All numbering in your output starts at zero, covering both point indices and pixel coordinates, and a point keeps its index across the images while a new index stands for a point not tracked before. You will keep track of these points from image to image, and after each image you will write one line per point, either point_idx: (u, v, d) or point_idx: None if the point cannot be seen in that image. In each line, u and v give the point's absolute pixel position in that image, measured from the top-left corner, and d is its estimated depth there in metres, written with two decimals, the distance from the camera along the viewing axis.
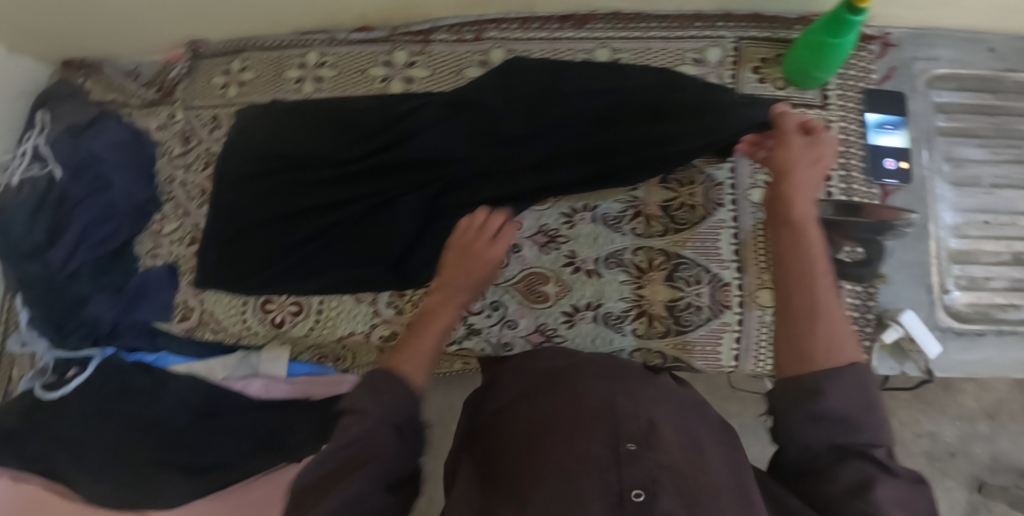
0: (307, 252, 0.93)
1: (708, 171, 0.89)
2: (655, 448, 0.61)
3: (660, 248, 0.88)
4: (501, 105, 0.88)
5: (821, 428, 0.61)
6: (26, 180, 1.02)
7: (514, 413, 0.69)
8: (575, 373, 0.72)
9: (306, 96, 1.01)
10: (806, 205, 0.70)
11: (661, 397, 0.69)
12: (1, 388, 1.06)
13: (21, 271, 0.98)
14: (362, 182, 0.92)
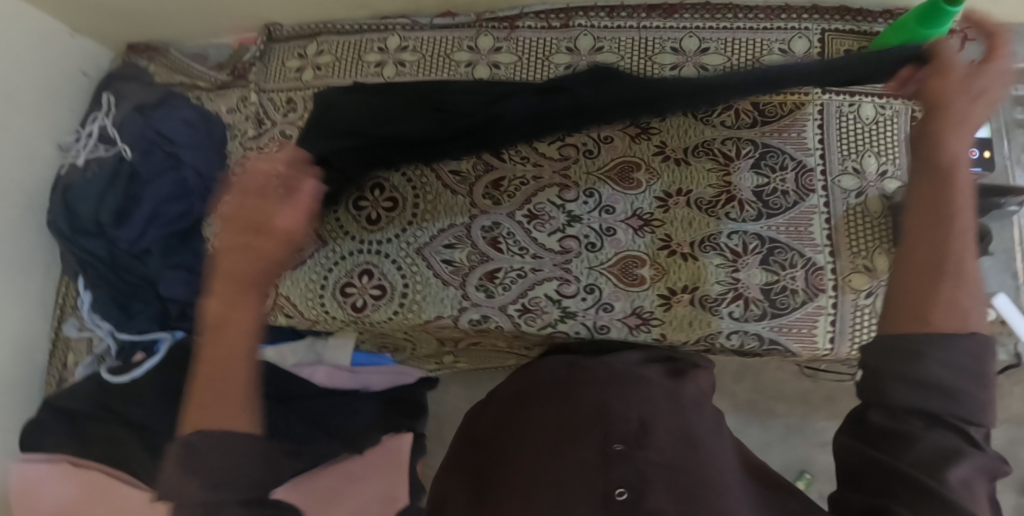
0: None
1: (798, 158, 0.91)
2: (644, 446, 0.65)
3: (755, 232, 0.89)
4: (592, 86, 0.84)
5: (925, 395, 0.52)
6: (94, 160, 1.00)
7: (512, 418, 0.73)
8: (576, 377, 0.75)
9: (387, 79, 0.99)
10: (967, 134, 0.57)
11: (654, 395, 0.71)
12: (55, 375, 1.02)
13: (84, 249, 0.97)
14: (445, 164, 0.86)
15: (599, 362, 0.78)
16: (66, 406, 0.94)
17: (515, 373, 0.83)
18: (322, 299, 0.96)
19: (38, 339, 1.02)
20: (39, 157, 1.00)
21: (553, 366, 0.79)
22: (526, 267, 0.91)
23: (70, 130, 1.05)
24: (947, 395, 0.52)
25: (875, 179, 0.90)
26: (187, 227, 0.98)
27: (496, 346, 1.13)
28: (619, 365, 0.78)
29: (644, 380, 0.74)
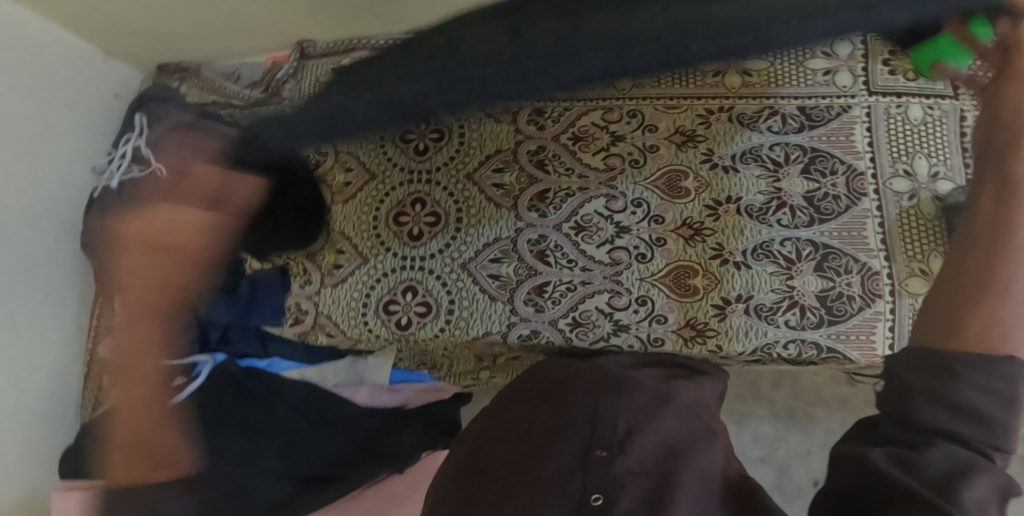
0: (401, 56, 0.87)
1: (848, 162, 0.90)
2: (627, 453, 0.61)
3: (808, 238, 0.88)
4: None
5: (985, 407, 0.44)
6: (127, 181, 0.98)
7: (499, 418, 0.72)
8: (571, 380, 0.74)
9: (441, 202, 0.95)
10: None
11: (647, 404, 0.68)
12: (93, 399, 1.01)
13: (114, 276, 0.95)
14: None
15: (592, 363, 0.79)
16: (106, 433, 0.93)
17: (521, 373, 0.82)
18: (365, 317, 0.94)
19: (74, 366, 1.01)
20: (71, 181, 1.01)
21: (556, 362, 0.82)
22: (575, 280, 0.90)
23: (101, 154, 1.06)
24: (976, 422, 0.44)
25: (927, 181, 0.88)
26: None
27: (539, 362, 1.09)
28: (612, 371, 0.76)
29: (646, 393, 0.71)
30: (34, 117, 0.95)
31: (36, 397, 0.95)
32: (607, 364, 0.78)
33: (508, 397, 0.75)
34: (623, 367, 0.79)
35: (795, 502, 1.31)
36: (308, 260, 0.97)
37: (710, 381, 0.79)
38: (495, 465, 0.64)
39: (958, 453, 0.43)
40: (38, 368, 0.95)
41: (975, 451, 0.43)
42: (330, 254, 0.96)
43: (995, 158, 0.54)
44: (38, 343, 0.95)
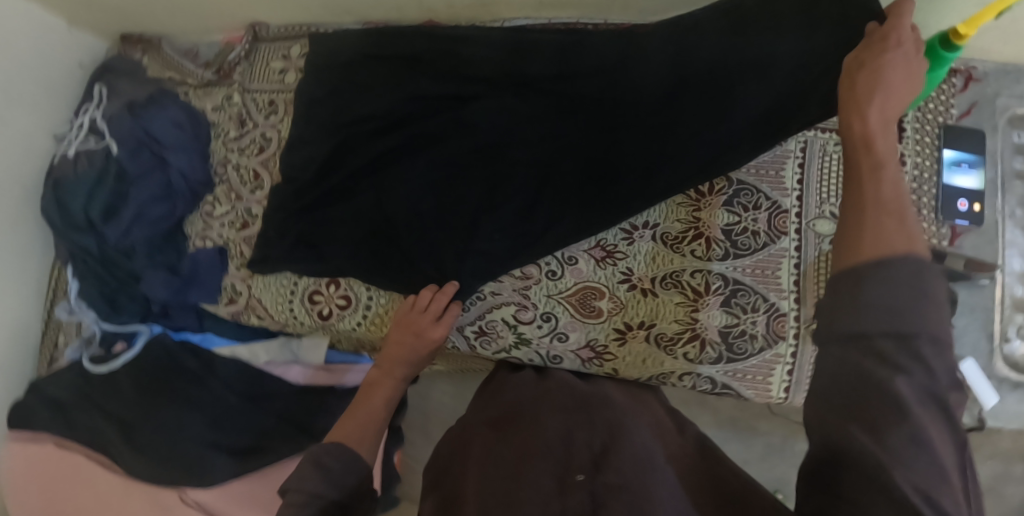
0: (370, 91, 0.98)
1: (774, 198, 0.87)
2: (602, 470, 0.62)
3: (720, 272, 0.87)
4: (456, 86, 0.94)
5: (881, 315, 0.48)
6: (83, 152, 1.10)
7: (475, 437, 0.72)
8: (542, 401, 0.75)
9: (363, 200, 0.96)
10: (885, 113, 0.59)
11: (618, 421, 0.70)
12: (48, 357, 1.11)
13: (72, 242, 1.08)
14: (385, 98, 0.97)
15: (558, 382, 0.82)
16: (52, 392, 1.03)
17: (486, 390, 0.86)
18: (291, 304, 0.99)
19: (32, 322, 1.12)
20: (37, 147, 1.10)
21: (515, 380, 0.85)
22: (486, 290, 0.91)
23: (64, 122, 1.14)
24: (892, 319, 0.47)
25: None
26: (171, 227, 1.08)
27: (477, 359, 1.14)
28: (582, 390, 0.79)
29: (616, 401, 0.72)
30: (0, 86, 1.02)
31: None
32: (571, 385, 0.81)
33: (482, 415, 0.77)
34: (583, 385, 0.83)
35: None
36: (245, 243, 1.04)
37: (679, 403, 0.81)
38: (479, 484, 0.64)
39: (906, 354, 0.46)
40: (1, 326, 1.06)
41: (918, 338, 0.47)
42: None
43: (850, 108, 0.61)
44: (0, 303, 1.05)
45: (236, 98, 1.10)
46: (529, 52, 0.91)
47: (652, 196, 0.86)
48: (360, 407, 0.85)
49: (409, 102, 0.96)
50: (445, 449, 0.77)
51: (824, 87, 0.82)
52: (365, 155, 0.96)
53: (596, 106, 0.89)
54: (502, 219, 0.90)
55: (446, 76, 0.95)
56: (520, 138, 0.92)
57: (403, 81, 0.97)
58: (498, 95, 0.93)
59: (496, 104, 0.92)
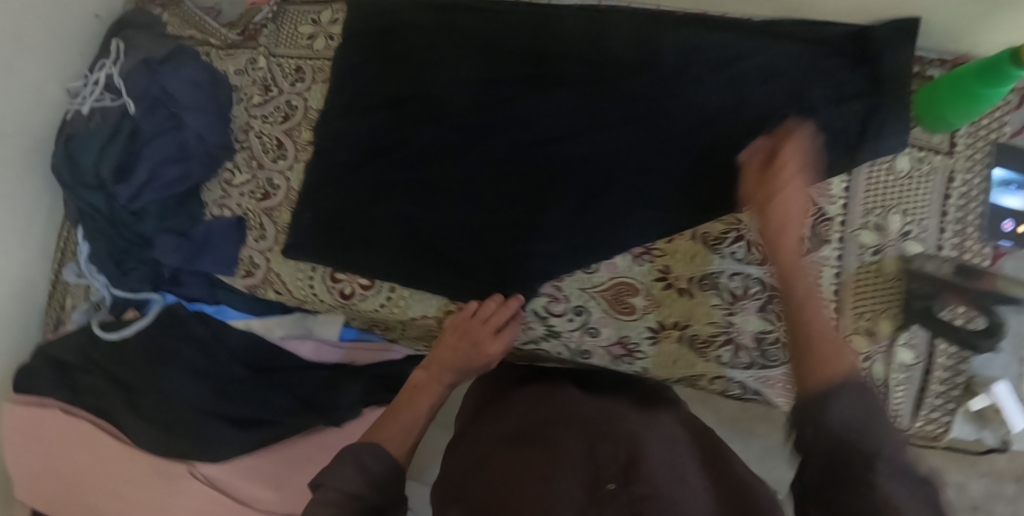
0: (411, 70, 0.96)
1: (820, 205, 0.85)
2: (634, 481, 0.60)
3: (758, 276, 0.85)
4: (500, 73, 0.94)
5: (854, 413, 0.55)
6: (98, 108, 1.05)
7: (485, 452, 0.70)
8: (552, 414, 0.71)
9: (396, 181, 0.94)
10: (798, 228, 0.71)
11: (641, 430, 0.67)
12: (53, 315, 1.11)
13: (83, 200, 1.04)
14: (427, 80, 0.96)
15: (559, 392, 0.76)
16: (59, 354, 1.02)
17: (500, 389, 0.83)
18: (311, 281, 0.98)
19: (38, 281, 1.10)
20: (46, 99, 1.05)
21: (530, 376, 0.83)
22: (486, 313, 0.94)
23: (76, 76, 1.10)
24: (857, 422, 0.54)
25: (896, 240, 0.84)
26: (184, 190, 1.03)
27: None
28: (590, 403, 0.74)
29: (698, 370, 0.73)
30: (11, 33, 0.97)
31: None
32: (578, 398, 0.75)
33: (479, 427, 0.74)
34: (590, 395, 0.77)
35: None
36: (265, 215, 1.02)
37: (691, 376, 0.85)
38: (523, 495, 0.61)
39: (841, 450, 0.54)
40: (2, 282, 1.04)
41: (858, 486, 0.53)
42: (285, 212, 1.01)
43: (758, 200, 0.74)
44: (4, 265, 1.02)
45: (261, 63, 1.05)
46: (573, 45, 0.93)
47: (685, 198, 0.87)
48: (400, 410, 0.79)
49: (451, 87, 0.95)
50: (459, 457, 0.72)
51: (857, 106, 0.85)
52: (402, 137, 0.95)
53: (640, 104, 0.90)
54: (533, 209, 0.90)
55: (490, 62, 0.95)
56: (562, 130, 0.92)
57: (445, 62, 0.96)
58: (541, 85, 0.93)
59: (540, 94, 0.93)
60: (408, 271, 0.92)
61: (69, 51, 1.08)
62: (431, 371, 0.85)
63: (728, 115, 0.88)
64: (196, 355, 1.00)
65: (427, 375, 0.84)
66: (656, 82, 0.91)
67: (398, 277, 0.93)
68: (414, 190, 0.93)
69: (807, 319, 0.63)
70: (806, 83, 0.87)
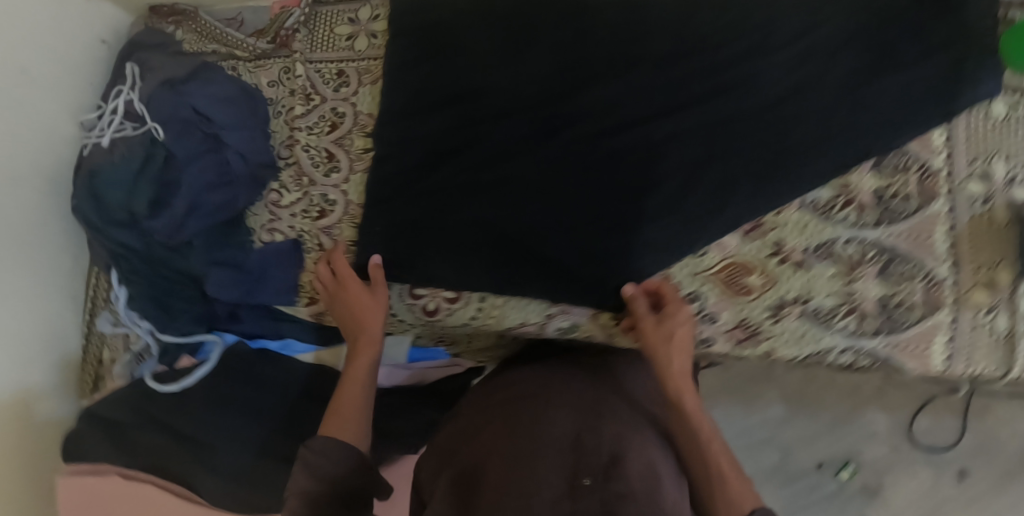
0: (470, 61, 0.89)
1: (924, 158, 0.83)
2: (612, 479, 0.66)
3: (874, 240, 0.82)
4: (568, 53, 0.88)
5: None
6: (121, 139, 0.99)
7: (475, 442, 0.76)
8: (538, 403, 0.78)
9: (474, 180, 0.87)
10: (681, 362, 0.77)
11: (619, 414, 0.76)
12: (93, 369, 1.08)
13: (114, 238, 0.96)
14: (490, 69, 0.89)
15: (542, 391, 0.82)
16: (108, 416, 0.93)
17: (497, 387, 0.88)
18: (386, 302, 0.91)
19: (72, 333, 1.07)
20: (59, 137, 1.02)
21: (538, 369, 0.89)
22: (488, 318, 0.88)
23: (87, 108, 1.07)
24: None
25: (1005, 187, 0.81)
26: (229, 216, 0.95)
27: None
28: (578, 398, 0.79)
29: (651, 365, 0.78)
30: (16, 67, 0.94)
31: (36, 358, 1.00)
32: (574, 393, 0.80)
33: (470, 418, 0.82)
34: (574, 392, 0.80)
35: (796, 482, 1.32)
36: (324, 235, 0.94)
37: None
38: (503, 484, 0.67)
39: None
40: (31, 340, 0.99)
41: None
42: (347, 230, 0.93)
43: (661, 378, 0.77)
44: (29, 313, 0.98)
45: (298, 69, 0.97)
46: (643, 16, 0.87)
47: (787, 166, 0.82)
48: (347, 418, 0.77)
49: (515, 74, 0.88)
50: (445, 460, 0.79)
51: (954, 49, 0.81)
52: (471, 134, 0.88)
53: (724, 72, 0.85)
54: (629, 198, 0.83)
55: (558, 46, 0.88)
56: (643, 107, 0.85)
57: (507, 48, 0.89)
58: (616, 60, 0.87)
59: (616, 71, 0.86)
60: (502, 279, 0.85)
61: (83, 86, 1.06)
62: (364, 368, 0.82)
63: (819, 73, 0.84)
64: (263, 393, 0.95)
65: (353, 376, 0.81)
66: (742, 51, 0.85)
67: (490, 286, 0.85)
68: (496, 191, 0.86)
69: (664, 380, 0.76)
70: (897, 33, 0.83)
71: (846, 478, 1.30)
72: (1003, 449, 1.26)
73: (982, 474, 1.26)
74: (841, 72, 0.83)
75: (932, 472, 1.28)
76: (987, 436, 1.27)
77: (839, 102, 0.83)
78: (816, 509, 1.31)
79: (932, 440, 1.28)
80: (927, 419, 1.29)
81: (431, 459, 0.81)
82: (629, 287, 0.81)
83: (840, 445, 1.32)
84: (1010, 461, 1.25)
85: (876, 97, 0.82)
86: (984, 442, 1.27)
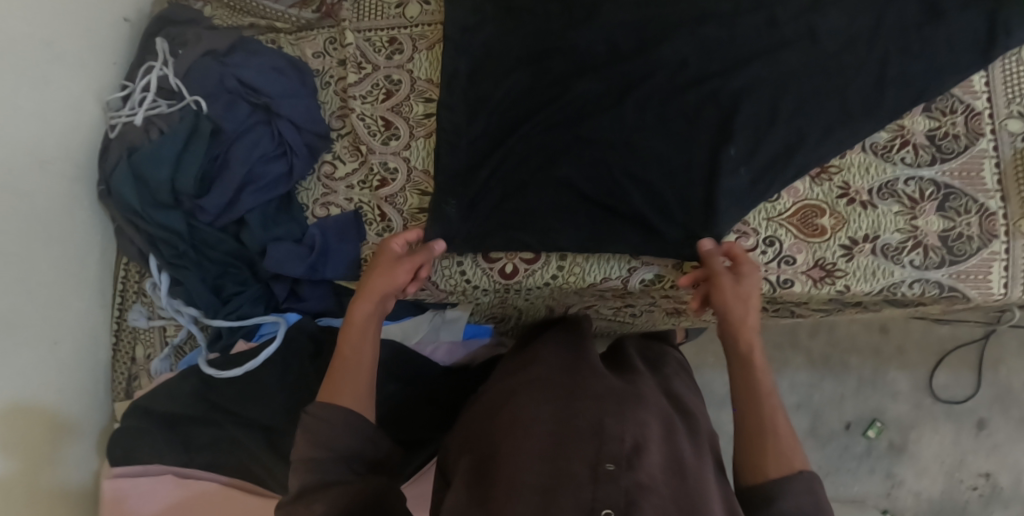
0: (531, 23, 0.92)
1: (967, 101, 0.88)
2: (636, 468, 0.56)
3: (930, 178, 0.87)
4: (628, 12, 0.90)
5: (805, 498, 0.62)
6: (156, 116, 0.94)
7: (495, 419, 0.67)
8: (569, 382, 0.69)
9: (546, 138, 0.87)
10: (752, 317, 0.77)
11: (644, 397, 0.68)
12: (127, 370, 1.02)
13: (155, 220, 0.90)
14: (551, 30, 0.91)
15: (566, 368, 0.74)
16: (164, 409, 0.88)
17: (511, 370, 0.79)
18: (461, 270, 0.90)
19: (101, 334, 1.00)
20: (84, 117, 0.96)
21: (557, 350, 0.81)
22: (554, 280, 0.89)
23: (110, 88, 1.01)
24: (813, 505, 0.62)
25: None
26: (286, 190, 0.94)
27: (600, 315, 1.15)
28: (611, 378, 0.72)
29: (720, 319, 0.78)
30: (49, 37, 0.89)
31: (66, 367, 0.92)
32: (602, 372, 0.73)
33: (485, 396, 0.74)
34: (603, 372, 0.74)
35: (828, 445, 1.34)
36: (387, 204, 0.91)
37: (676, 360, 0.90)
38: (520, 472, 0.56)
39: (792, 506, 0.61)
40: (62, 339, 0.92)
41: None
42: (414, 198, 0.90)
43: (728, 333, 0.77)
44: (59, 310, 0.92)
45: (347, 38, 0.96)
46: None
47: (845, 112, 0.86)
48: (354, 370, 0.71)
49: (578, 34, 0.90)
50: (461, 444, 0.69)
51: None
52: (536, 94, 0.89)
53: (777, 24, 0.89)
54: (702, 149, 0.86)
55: (622, 6, 0.91)
56: (704, 59, 0.88)
57: (567, 9, 0.91)
58: (673, 16, 0.90)
59: (675, 27, 0.89)
60: (584, 235, 0.86)
61: (108, 67, 1.01)
62: (366, 328, 0.75)
63: (868, 22, 0.88)
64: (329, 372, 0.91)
65: (357, 342, 0.74)
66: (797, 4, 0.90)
67: (572, 244, 0.86)
68: (573, 150, 0.87)
69: (733, 332, 0.76)
70: None
71: (874, 437, 1.33)
72: (1017, 397, 1.32)
73: (1000, 423, 1.32)
74: (889, 21, 0.88)
75: (953, 425, 1.32)
76: (1002, 385, 1.33)
77: (888, 48, 0.87)
78: (847, 470, 1.33)
79: (951, 395, 1.33)
80: (945, 373, 1.34)
81: (451, 438, 0.73)
82: (707, 243, 0.81)
83: (869, 404, 1.35)
84: None
85: (923, 41, 0.87)
86: (1000, 391, 1.33)
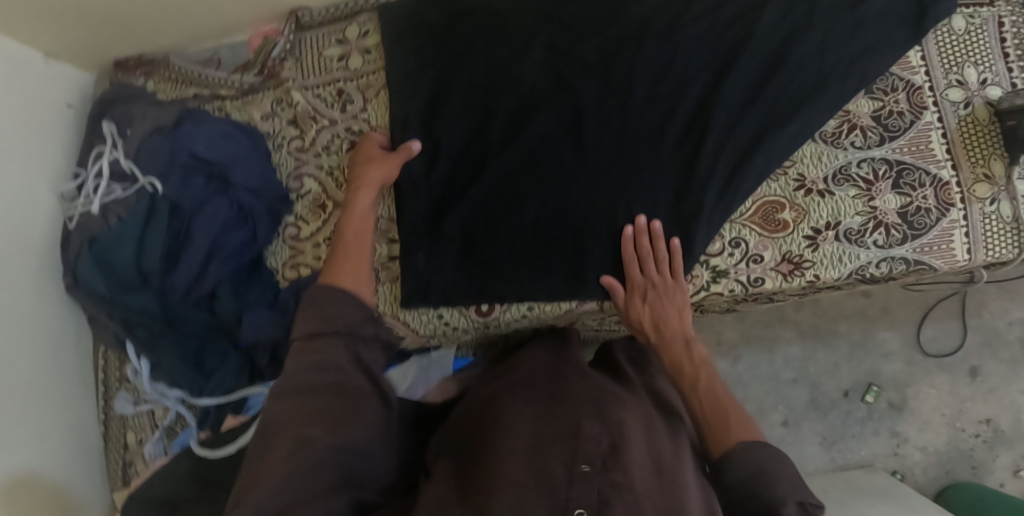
0: (472, 58, 0.92)
1: (906, 78, 0.90)
2: (613, 468, 0.56)
3: (882, 157, 0.88)
4: (564, 33, 0.91)
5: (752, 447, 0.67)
6: (112, 202, 0.93)
7: (479, 426, 0.67)
8: (553, 387, 0.70)
9: (504, 172, 0.89)
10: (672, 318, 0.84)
11: (627, 400, 0.68)
12: (121, 457, 1.01)
13: (125, 304, 0.90)
14: (493, 62, 0.92)
15: (550, 373, 0.74)
16: (161, 494, 0.87)
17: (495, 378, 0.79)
18: (439, 317, 0.90)
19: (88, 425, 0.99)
20: (42, 208, 0.95)
21: (544, 356, 0.81)
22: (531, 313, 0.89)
23: (63, 175, 1.00)
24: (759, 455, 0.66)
25: (978, 88, 0.89)
26: (252, 257, 0.94)
27: (587, 327, 1.15)
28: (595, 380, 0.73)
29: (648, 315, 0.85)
30: None
31: (54, 465, 0.92)
32: (586, 377, 0.74)
33: (468, 402, 0.75)
34: (586, 374, 0.74)
35: (830, 413, 1.36)
36: None
37: None
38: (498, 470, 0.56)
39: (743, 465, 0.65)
40: (46, 437, 0.91)
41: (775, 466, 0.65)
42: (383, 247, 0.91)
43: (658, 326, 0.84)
44: (41, 406, 0.91)
45: (295, 96, 0.96)
46: None
47: (790, 103, 0.88)
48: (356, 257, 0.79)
49: (519, 62, 0.91)
50: (441, 446, 0.70)
51: None
52: (487, 129, 0.90)
53: (711, 24, 0.91)
54: (656, 156, 0.88)
55: (557, 28, 0.92)
56: (644, 69, 0.90)
57: (505, 37, 0.92)
58: (609, 29, 0.91)
59: (612, 40, 0.91)
60: (552, 262, 0.87)
61: (59, 153, 1.00)
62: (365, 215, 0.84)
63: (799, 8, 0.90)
64: None
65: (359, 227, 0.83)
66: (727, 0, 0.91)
67: (540, 280, 0.87)
68: (532, 178, 0.88)
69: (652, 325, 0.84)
70: None
71: (873, 401, 1.35)
72: (1005, 338, 1.35)
73: (989, 368, 1.34)
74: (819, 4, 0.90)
75: (947, 376, 1.35)
76: (989, 329, 1.35)
77: (820, 33, 0.89)
78: (851, 436, 1.35)
79: (940, 349, 1.36)
80: (931, 327, 1.36)
81: (430, 443, 0.73)
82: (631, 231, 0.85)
83: (862, 369, 1.36)
84: (1014, 349, 1.34)
85: (853, 23, 0.89)
86: (985, 338, 1.35)
